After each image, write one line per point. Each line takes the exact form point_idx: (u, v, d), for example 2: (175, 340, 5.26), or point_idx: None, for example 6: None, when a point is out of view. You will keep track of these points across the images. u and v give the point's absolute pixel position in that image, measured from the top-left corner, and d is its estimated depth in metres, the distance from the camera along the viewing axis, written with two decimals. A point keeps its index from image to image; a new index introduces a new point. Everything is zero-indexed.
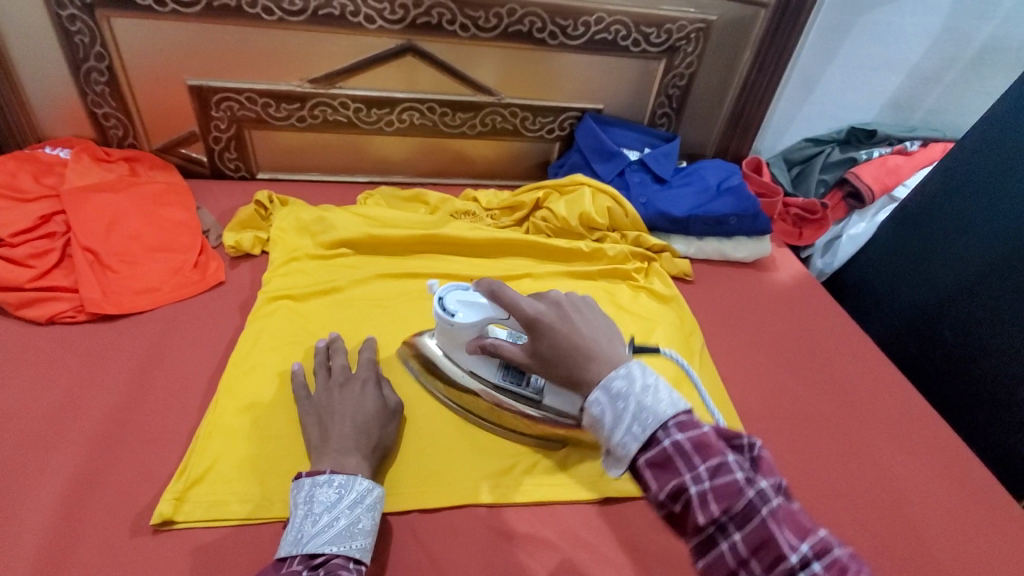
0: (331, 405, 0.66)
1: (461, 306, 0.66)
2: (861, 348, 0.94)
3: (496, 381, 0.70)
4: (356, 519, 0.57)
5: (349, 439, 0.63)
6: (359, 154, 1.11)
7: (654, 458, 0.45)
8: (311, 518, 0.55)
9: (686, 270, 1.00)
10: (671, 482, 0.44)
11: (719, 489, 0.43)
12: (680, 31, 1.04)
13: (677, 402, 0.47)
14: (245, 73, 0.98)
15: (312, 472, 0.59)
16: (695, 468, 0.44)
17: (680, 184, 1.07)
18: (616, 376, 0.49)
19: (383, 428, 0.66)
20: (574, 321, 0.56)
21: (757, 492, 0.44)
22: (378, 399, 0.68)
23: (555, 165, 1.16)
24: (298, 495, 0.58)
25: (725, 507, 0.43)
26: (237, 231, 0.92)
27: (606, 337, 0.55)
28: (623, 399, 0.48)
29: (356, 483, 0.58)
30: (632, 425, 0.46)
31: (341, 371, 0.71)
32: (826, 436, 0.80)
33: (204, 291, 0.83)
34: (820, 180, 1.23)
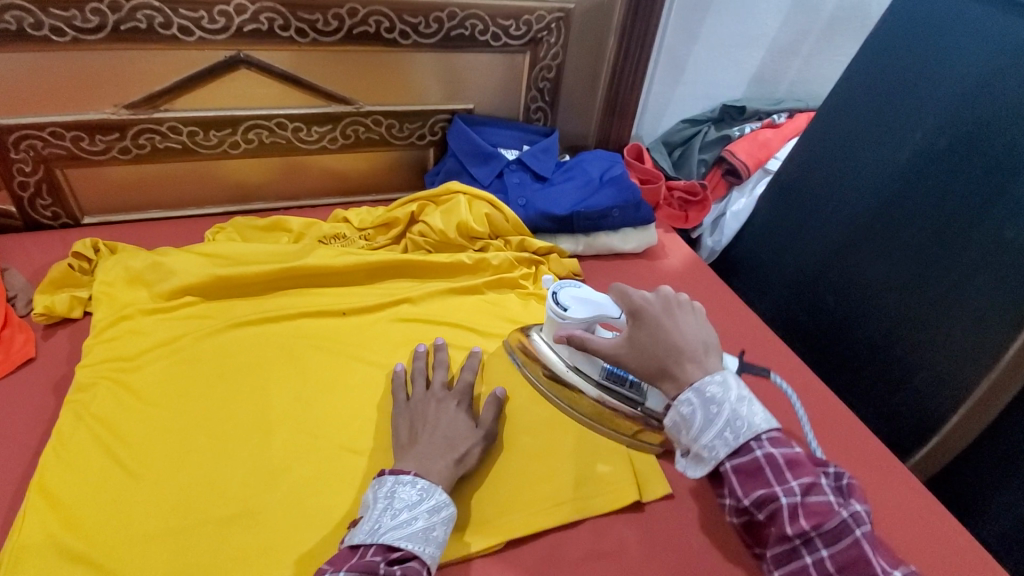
0: (426, 413, 0.66)
1: (574, 301, 0.67)
2: (749, 326, 0.96)
3: (599, 380, 0.67)
4: (432, 526, 0.54)
5: (437, 447, 0.62)
6: (207, 184, 0.98)
7: (743, 464, 0.51)
8: (391, 512, 0.53)
9: (574, 268, 0.96)
10: (760, 489, 0.51)
11: (810, 505, 0.49)
12: (539, 22, 1.00)
13: (771, 419, 0.53)
14: (43, 104, 0.83)
15: (395, 470, 0.57)
16: (786, 481, 0.50)
17: (562, 180, 1.03)
18: (711, 381, 0.54)
19: (469, 448, 0.64)
20: (677, 318, 0.59)
21: (851, 513, 0.49)
22: (469, 419, 0.67)
23: (431, 172, 1.08)
24: (379, 492, 0.56)
25: (816, 523, 0.49)
26: (51, 293, 0.77)
27: (705, 338, 0.58)
28: (715, 404, 0.53)
29: (436, 491, 0.56)
30: (725, 432, 0.52)
31: (441, 382, 0.71)
32: None
33: (10, 373, 0.69)
34: (700, 160, 1.25)
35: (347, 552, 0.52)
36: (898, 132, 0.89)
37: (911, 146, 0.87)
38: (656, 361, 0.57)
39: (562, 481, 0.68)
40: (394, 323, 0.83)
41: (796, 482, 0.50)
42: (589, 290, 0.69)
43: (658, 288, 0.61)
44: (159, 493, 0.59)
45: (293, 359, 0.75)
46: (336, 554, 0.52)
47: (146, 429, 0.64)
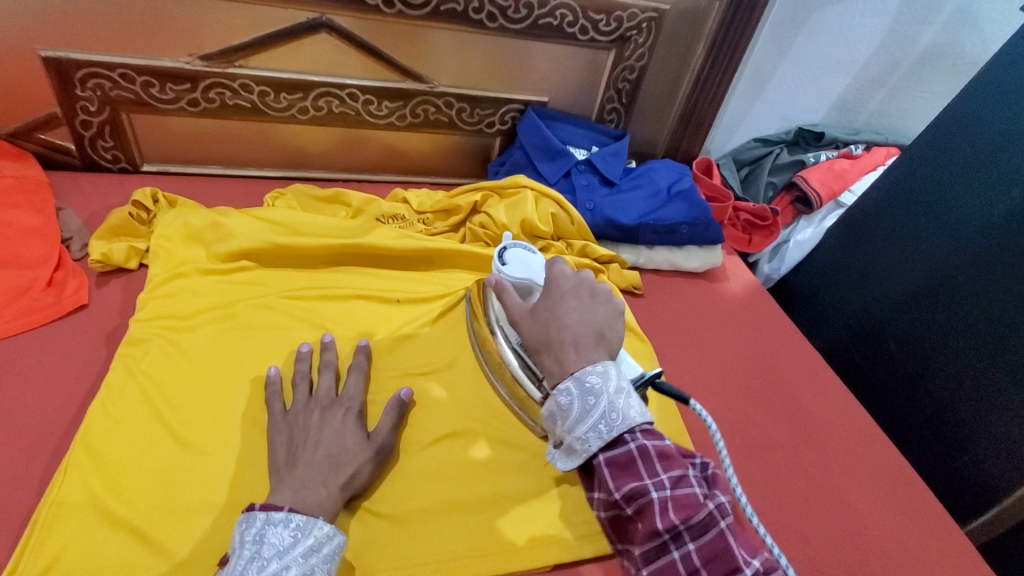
0: (306, 428, 0.59)
1: (515, 261, 0.76)
2: (812, 364, 0.91)
3: (547, 374, 0.65)
4: (309, 570, 0.48)
5: (322, 471, 0.55)
6: (269, 145, 0.96)
7: (616, 457, 0.49)
8: (258, 562, 0.46)
9: (634, 282, 0.92)
10: (631, 483, 0.48)
11: (678, 499, 0.47)
12: (630, 19, 0.95)
13: (644, 412, 0.50)
14: (117, 43, 0.81)
15: (266, 505, 0.50)
16: (656, 475, 0.47)
17: (629, 187, 0.98)
18: (591, 370, 0.51)
19: (360, 466, 0.58)
20: (581, 299, 0.57)
21: (714, 504, 0.47)
22: (359, 432, 0.60)
23: (496, 162, 1.05)
24: (245, 533, 0.49)
25: (684, 516, 0.46)
26: (108, 240, 0.76)
27: (602, 327, 0.55)
28: (594, 395, 0.50)
29: (315, 528, 0.50)
30: (598, 424, 0.49)
31: (326, 388, 0.63)
32: (778, 463, 0.77)
33: (60, 317, 0.67)
34: (769, 183, 1.20)
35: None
36: (994, 183, 0.83)
37: (1006, 202, 0.81)
38: (544, 335, 0.55)
39: None
40: (447, 316, 0.79)
41: (666, 475, 0.48)
42: (536, 259, 0.77)
43: (582, 270, 0.59)
44: (201, 465, 0.57)
45: (348, 339, 0.73)
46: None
47: (194, 396, 0.62)
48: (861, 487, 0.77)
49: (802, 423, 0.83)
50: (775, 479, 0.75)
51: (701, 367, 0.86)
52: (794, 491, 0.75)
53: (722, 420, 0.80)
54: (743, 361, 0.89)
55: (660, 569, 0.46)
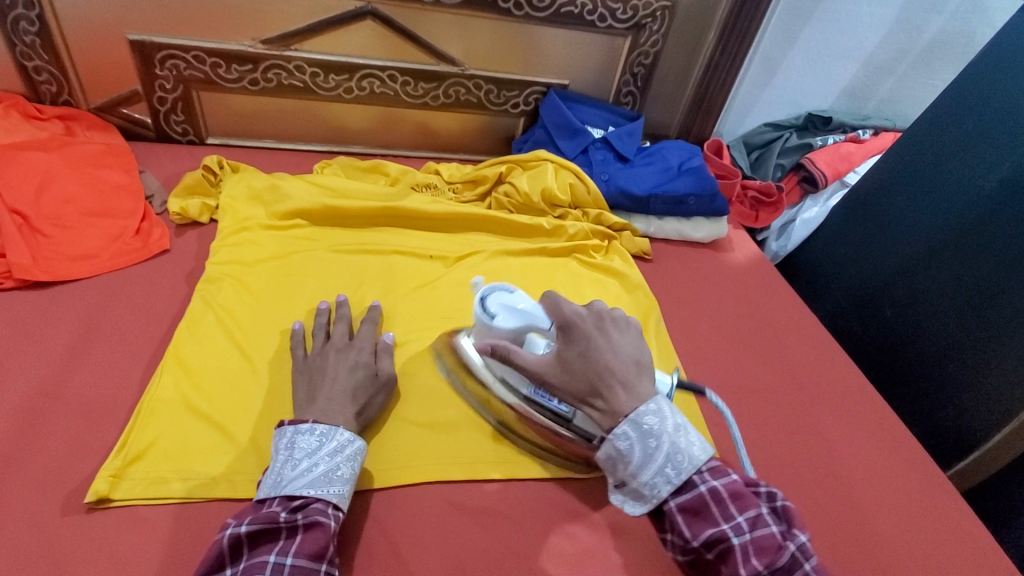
0: (325, 366, 0.66)
1: (502, 311, 0.69)
2: (809, 326, 0.99)
3: (529, 394, 0.67)
4: (336, 467, 0.57)
5: (336, 402, 0.62)
6: (317, 122, 1.07)
7: (688, 502, 0.52)
8: (291, 462, 0.55)
9: (644, 249, 1.00)
10: (709, 530, 0.51)
11: (757, 541, 0.51)
12: (646, 8, 1.04)
13: (706, 449, 0.54)
14: (192, 28, 0.93)
15: (294, 421, 0.59)
16: (732, 518, 0.51)
17: (642, 164, 1.07)
18: (646, 412, 0.54)
19: (371, 398, 0.66)
20: (609, 337, 0.60)
21: (792, 545, 0.51)
22: (372, 368, 0.68)
23: (519, 140, 1.14)
24: (279, 442, 0.58)
25: (766, 560, 0.50)
26: (183, 197, 0.87)
27: (637, 358, 0.59)
28: (654, 438, 0.53)
29: (336, 434, 0.58)
30: (665, 467, 0.53)
31: (341, 336, 0.71)
32: (771, 409, 0.85)
33: (147, 259, 0.78)
34: (777, 165, 1.25)
35: (254, 505, 0.55)
36: (989, 157, 0.89)
37: (998, 175, 0.87)
38: (587, 382, 0.57)
39: None
40: (473, 272, 0.90)
41: (742, 517, 0.51)
42: (518, 297, 0.70)
43: (592, 304, 0.62)
44: (269, 380, 0.68)
45: (387, 286, 0.84)
46: (245, 507, 0.55)
47: (261, 325, 0.73)
48: (847, 431, 0.85)
49: (796, 376, 0.91)
50: (767, 421, 0.83)
51: (704, 324, 0.94)
52: (784, 432, 0.82)
53: (721, 369, 0.88)
54: (745, 322, 0.97)
55: None
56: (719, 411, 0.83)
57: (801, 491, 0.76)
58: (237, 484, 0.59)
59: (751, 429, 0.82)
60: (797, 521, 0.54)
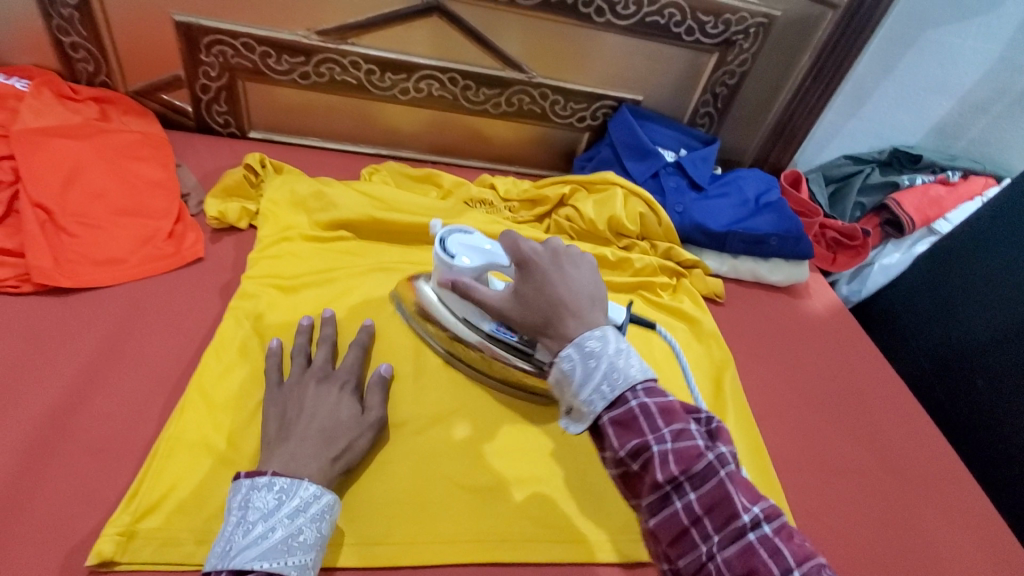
0: (300, 400, 0.57)
1: (461, 249, 0.63)
2: (897, 392, 0.88)
3: (489, 331, 0.65)
4: (297, 531, 0.47)
5: (305, 441, 0.53)
6: (367, 123, 0.99)
7: (619, 417, 0.43)
8: (242, 527, 0.46)
9: (717, 290, 0.91)
10: (633, 440, 0.42)
11: (680, 450, 0.42)
12: (739, 23, 0.94)
13: (647, 368, 0.45)
14: (244, 13, 0.85)
15: (253, 472, 0.50)
16: (657, 429, 0.42)
17: (717, 194, 0.96)
18: (590, 335, 0.45)
19: (353, 439, 0.57)
20: (566, 273, 0.50)
21: (716, 454, 0.43)
22: (354, 405, 0.59)
23: (582, 157, 1.05)
24: (233, 499, 0.49)
25: (685, 467, 0.42)
26: (222, 199, 0.80)
27: (591, 293, 0.50)
28: (595, 358, 0.44)
29: (299, 489, 0.49)
30: (601, 385, 0.44)
31: (321, 362, 0.62)
32: (859, 489, 0.74)
33: (179, 268, 0.71)
34: (856, 203, 1.17)
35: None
36: None
37: None
38: (540, 315, 0.48)
39: None
40: None
41: (668, 428, 0.42)
42: (478, 237, 0.65)
43: (548, 240, 0.53)
44: None
45: None
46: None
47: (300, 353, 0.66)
48: (946, 523, 0.73)
49: (886, 450, 0.80)
50: (854, 503, 0.73)
51: (781, 382, 0.84)
52: (875, 519, 0.72)
53: (800, 437, 0.78)
54: (825, 382, 0.86)
55: (662, 522, 0.42)
56: (800, 488, 0.73)
57: None
58: None
59: (838, 512, 0.71)
60: (726, 437, 0.45)
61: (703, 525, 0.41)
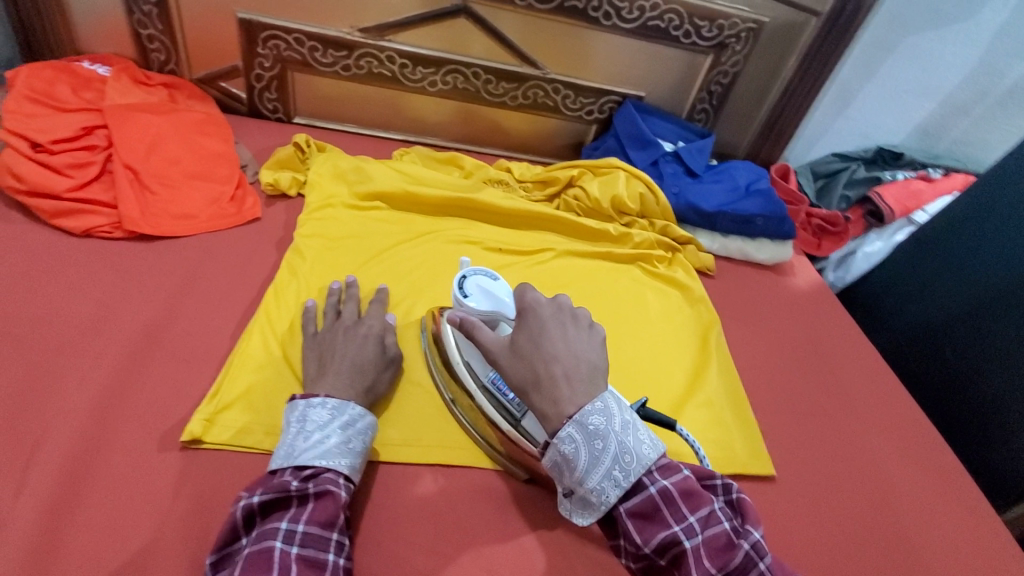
0: (334, 344, 0.66)
1: (478, 292, 0.71)
2: (867, 358, 0.98)
3: (486, 382, 0.66)
4: (347, 439, 0.57)
5: (344, 377, 0.62)
6: (397, 112, 1.11)
7: (637, 508, 0.50)
8: (303, 434, 0.56)
9: (708, 265, 1.01)
10: (661, 533, 0.49)
11: (709, 541, 0.49)
12: (731, 28, 1.05)
13: (657, 447, 0.52)
14: (297, 12, 0.97)
15: (306, 395, 0.59)
16: (684, 519, 0.49)
17: (710, 181, 1.07)
18: (592, 411, 0.50)
19: (379, 375, 0.65)
20: (565, 328, 0.55)
21: (750, 543, 0.49)
22: (378, 344, 0.67)
23: (590, 147, 1.16)
24: (291, 415, 0.58)
25: (720, 561, 0.48)
26: (275, 170, 0.92)
27: (588, 357, 0.54)
28: (601, 439, 0.50)
29: (348, 408, 0.58)
30: (613, 470, 0.50)
31: (349, 313, 0.70)
32: (827, 433, 0.84)
33: (240, 224, 0.83)
34: (842, 196, 1.25)
35: (266, 478, 0.55)
36: None
37: None
38: (531, 372, 0.53)
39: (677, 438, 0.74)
40: (540, 266, 0.92)
41: (694, 517, 0.49)
42: (498, 284, 0.72)
43: (557, 296, 0.57)
44: None
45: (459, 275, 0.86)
46: (255, 480, 0.55)
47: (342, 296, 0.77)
48: (905, 464, 0.83)
49: (854, 403, 0.89)
50: (822, 444, 0.82)
51: (762, 344, 0.94)
52: (840, 457, 0.81)
53: (778, 390, 0.88)
54: (803, 346, 0.96)
55: None
56: (776, 430, 0.82)
57: (854, 516, 0.75)
58: None
59: (809, 450, 0.81)
60: (751, 516, 0.52)
61: None
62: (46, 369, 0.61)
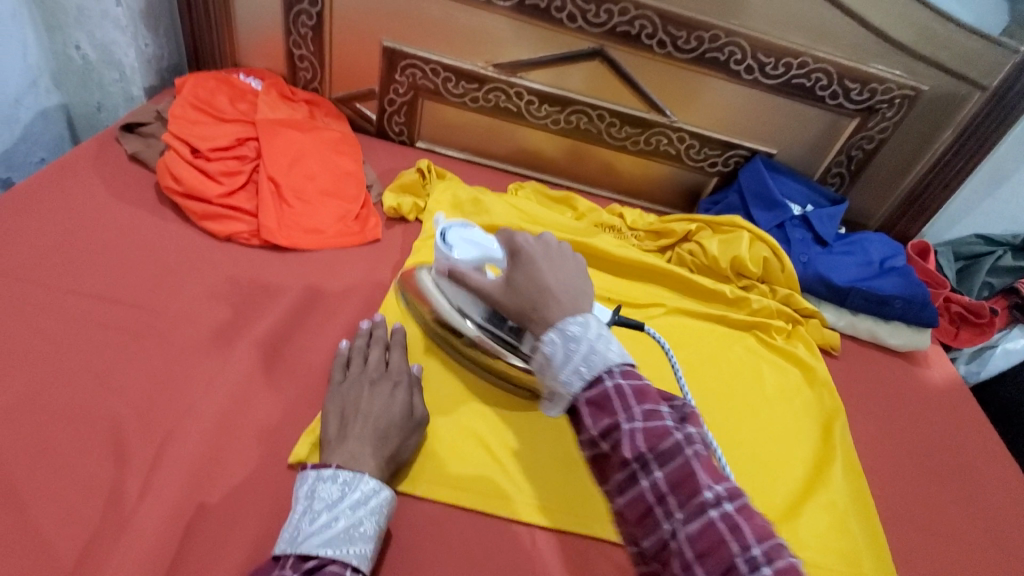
0: (358, 400, 0.61)
1: (460, 242, 0.70)
2: (1013, 474, 0.85)
3: (478, 320, 0.70)
4: (358, 522, 0.51)
5: (363, 443, 0.57)
6: (515, 145, 1.11)
7: (593, 397, 0.46)
8: (309, 515, 0.51)
9: (833, 343, 0.93)
10: (604, 419, 0.46)
11: (648, 429, 0.45)
12: (885, 93, 0.98)
13: (626, 355, 0.49)
14: (437, 44, 1.01)
15: (318, 465, 0.55)
16: (628, 407, 0.45)
17: (841, 252, 0.99)
18: (572, 321, 0.50)
19: (403, 440, 0.60)
20: (552, 265, 0.56)
21: (684, 434, 0.45)
22: (406, 404, 0.62)
23: (708, 201, 1.11)
24: (301, 490, 0.54)
25: (651, 444, 0.44)
26: (397, 193, 0.94)
27: (576, 285, 0.55)
28: (575, 341, 0.49)
29: (360, 483, 0.53)
30: (580, 367, 0.48)
31: (376, 362, 0.66)
32: (965, 559, 0.73)
33: (361, 244, 0.85)
34: (985, 282, 1.14)
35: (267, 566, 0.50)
36: None
37: None
38: (526, 300, 0.54)
39: (801, 530, 0.67)
40: (649, 321, 0.88)
41: (638, 407, 0.45)
42: (480, 232, 0.72)
43: (541, 236, 0.60)
44: (454, 384, 0.71)
45: None
46: (258, 569, 0.50)
47: None
48: None
49: (997, 528, 0.78)
50: (958, 573, 0.71)
51: (888, 440, 0.84)
52: None
53: (908, 498, 0.78)
54: (937, 449, 0.85)
55: (631, 500, 0.45)
56: (906, 546, 0.72)
57: None
58: (416, 481, 0.62)
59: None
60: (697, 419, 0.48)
61: (668, 503, 0.43)
62: (180, 367, 0.64)
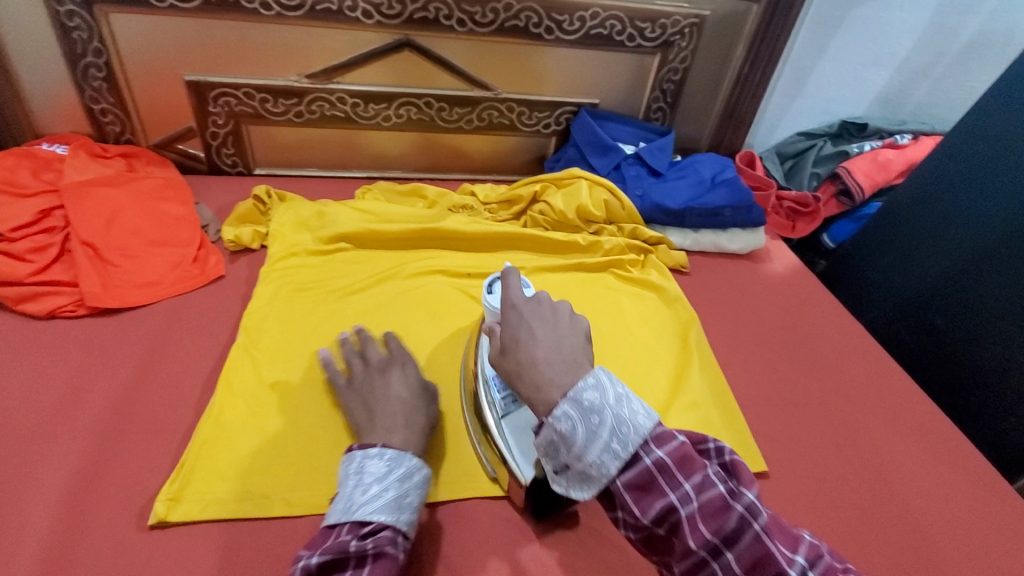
0: (373, 390, 0.65)
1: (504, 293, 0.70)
2: (852, 334, 0.96)
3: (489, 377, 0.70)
4: (405, 493, 0.56)
5: (399, 418, 0.62)
6: (354, 149, 1.11)
7: (633, 479, 0.45)
8: (361, 487, 0.54)
9: (681, 262, 1.01)
10: (656, 503, 0.44)
11: (705, 508, 0.43)
12: (674, 26, 1.06)
13: (654, 415, 0.47)
14: (243, 69, 0.98)
15: (363, 445, 0.58)
16: (678, 487, 0.44)
17: (675, 177, 1.06)
18: (586, 386, 0.47)
19: (427, 407, 0.66)
20: (538, 326, 0.53)
21: (743, 505, 0.43)
22: (417, 379, 0.68)
23: (552, 159, 1.17)
24: (349, 467, 0.57)
25: (715, 527, 0.43)
26: (236, 225, 0.92)
27: (574, 354, 0.51)
28: (596, 413, 0.46)
29: (406, 459, 0.57)
30: (610, 442, 0.45)
31: (376, 353, 0.70)
32: (818, 417, 0.82)
33: (205, 285, 0.83)
34: (812, 174, 1.24)
35: (323, 533, 0.53)
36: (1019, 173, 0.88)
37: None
38: (515, 363, 0.51)
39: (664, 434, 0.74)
40: None
41: (689, 484, 0.44)
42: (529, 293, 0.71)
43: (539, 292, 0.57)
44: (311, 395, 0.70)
45: (430, 307, 0.85)
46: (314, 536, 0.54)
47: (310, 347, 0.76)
48: (896, 439, 0.81)
49: (843, 383, 0.88)
50: (812, 431, 0.80)
51: (742, 335, 0.93)
52: (831, 440, 0.80)
53: (764, 379, 0.87)
54: (785, 330, 0.95)
55: None
56: (765, 421, 0.81)
57: (851, 500, 0.73)
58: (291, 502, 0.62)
59: (801, 438, 0.79)
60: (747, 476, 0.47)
61: None
62: (16, 460, 0.61)
